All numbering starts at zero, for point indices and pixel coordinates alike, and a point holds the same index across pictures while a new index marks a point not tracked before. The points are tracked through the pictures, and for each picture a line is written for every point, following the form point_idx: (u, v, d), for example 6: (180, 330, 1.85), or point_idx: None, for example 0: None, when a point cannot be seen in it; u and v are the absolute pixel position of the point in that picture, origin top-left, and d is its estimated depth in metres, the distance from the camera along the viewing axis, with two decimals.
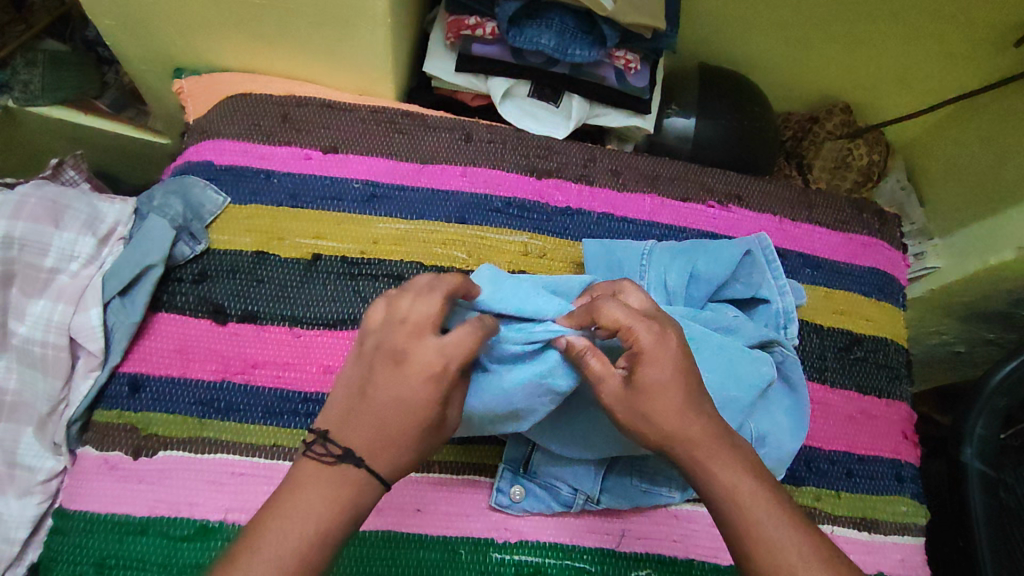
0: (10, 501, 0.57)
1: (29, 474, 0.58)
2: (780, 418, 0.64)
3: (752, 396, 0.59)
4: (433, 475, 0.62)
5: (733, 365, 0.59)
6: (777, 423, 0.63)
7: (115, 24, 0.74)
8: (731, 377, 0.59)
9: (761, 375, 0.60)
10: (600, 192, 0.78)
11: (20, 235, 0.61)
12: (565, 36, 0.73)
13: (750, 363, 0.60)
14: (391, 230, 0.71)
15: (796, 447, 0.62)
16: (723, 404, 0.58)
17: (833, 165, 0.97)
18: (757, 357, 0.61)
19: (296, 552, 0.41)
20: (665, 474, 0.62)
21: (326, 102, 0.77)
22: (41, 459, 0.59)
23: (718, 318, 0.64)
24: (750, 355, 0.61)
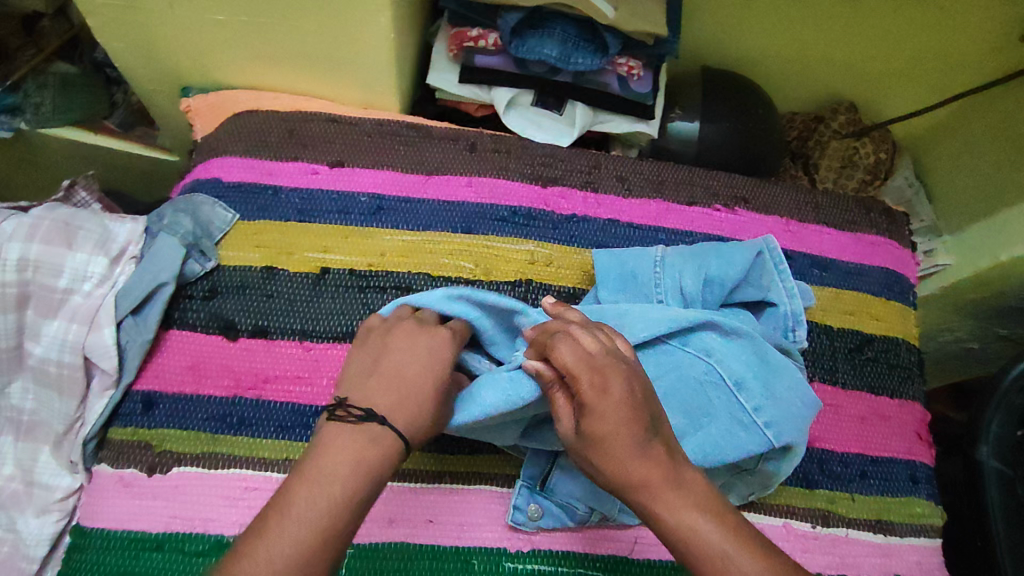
0: (30, 518, 0.59)
1: (47, 492, 0.60)
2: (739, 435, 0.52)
3: (724, 427, 0.52)
4: (445, 486, 0.62)
5: (660, 379, 0.54)
6: (735, 438, 0.52)
7: (123, 46, 0.76)
8: (711, 417, 0.53)
9: (691, 391, 0.53)
10: (606, 199, 0.78)
11: (34, 257, 0.61)
12: (567, 46, 0.72)
13: (677, 376, 0.54)
14: (398, 241, 0.72)
15: (792, 430, 0.52)
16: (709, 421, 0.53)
17: (839, 164, 0.97)
18: (669, 353, 0.55)
19: (325, 531, 0.43)
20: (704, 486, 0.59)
21: (331, 116, 0.78)
22: (58, 477, 0.60)
23: (641, 314, 0.56)
24: (656, 353, 0.55)
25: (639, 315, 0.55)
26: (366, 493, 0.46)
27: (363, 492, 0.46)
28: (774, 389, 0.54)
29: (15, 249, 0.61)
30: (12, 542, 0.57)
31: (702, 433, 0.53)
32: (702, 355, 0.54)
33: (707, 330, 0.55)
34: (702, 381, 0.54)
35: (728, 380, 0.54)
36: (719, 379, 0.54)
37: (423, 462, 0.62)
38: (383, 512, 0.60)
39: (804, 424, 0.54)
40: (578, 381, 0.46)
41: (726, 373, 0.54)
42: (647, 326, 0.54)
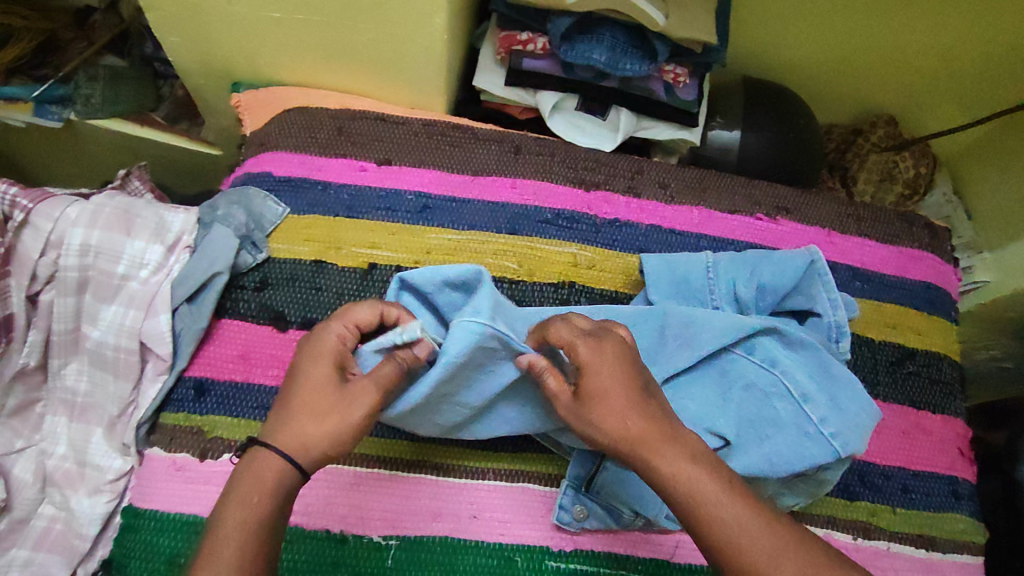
0: (84, 498, 0.62)
1: (100, 473, 0.63)
2: (806, 446, 0.55)
3: (789, 436, 0.56)
4: (487, 482, 0.63)
5: (728, 389, 0.57)
6: (801, 448, 0.55)
7: (177, 39, 0.77)
8: (776, 426, 0.56)
9: (756, 402, 0.57)
10: (649, 204, 0.79)
11: (96, 243, 0.63)
12: (616, 51, 0.72)
13: (744, 387, 0.57)
14: (443, 240, 0.73)
15: (856, 440, 0.55)
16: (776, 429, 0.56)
17: (878, 177, 0.98)
18: (734, 364, 0.58)
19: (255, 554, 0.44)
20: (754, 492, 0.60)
21: (380, 114, 0.78)
22: (109, 459, 0.63)
23: (707, 324, 0.59)
24: (721, 364, 0.58)
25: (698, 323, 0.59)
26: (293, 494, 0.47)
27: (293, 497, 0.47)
28: (839, 401, 0.57)
29: (77, 234, 0.62)
30: (65, 520, 0.62)
31: (768, 442, 0.55)
32: (767, 366, 0.58)
33: (771, 341, 0.59)
34: (768, 391, 0.57)
35: (795, 391, 0.57)
36: (785, 391, 0.57)
37: (466, 458, 0.63)
38: (427, 506, 0.61)
39: (867, 435, 0.56)
40: (574, 348, 0.51)
41: (791, 385, 0.57)
42: (714, 336, 0.58)
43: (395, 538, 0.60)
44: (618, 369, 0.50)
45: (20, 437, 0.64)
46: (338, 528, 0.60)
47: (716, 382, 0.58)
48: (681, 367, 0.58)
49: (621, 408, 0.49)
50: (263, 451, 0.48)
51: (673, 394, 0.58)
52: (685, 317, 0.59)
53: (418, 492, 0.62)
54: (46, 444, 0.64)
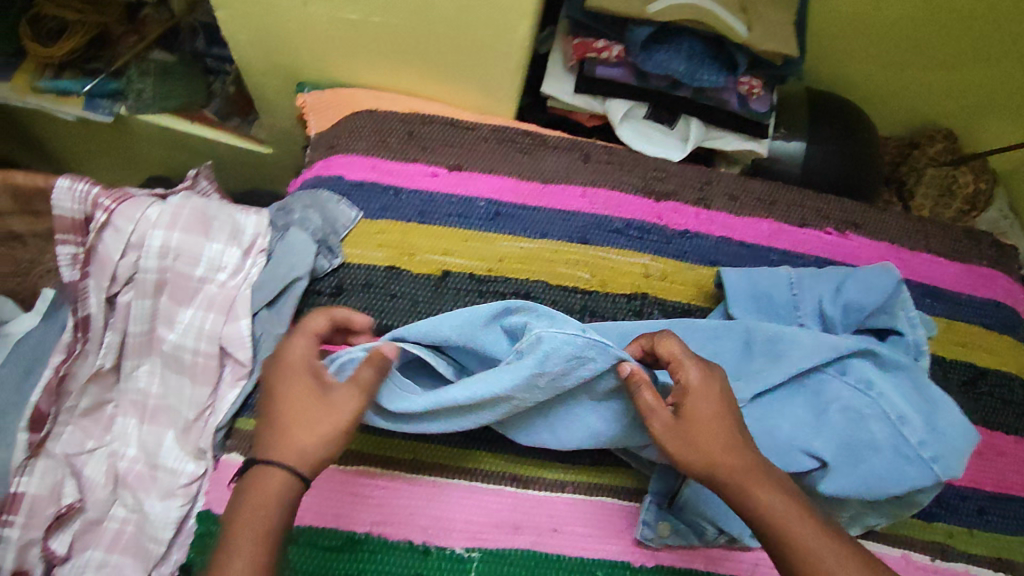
0: (156, 501, 0.60)
1: (173, 476, 0.61)
2: (905, 469, 0.55)
3: (887, 460, 0.55)
4: (566, 495, 0.63)
5: (823, 409, 0.57)
6: (900, 471, 0.55)
7: (245, 39, 0.76)
8: (873, 450, 0.56)
9: (852, 423, 0.56)
10: (719, 216, 0.78)
11: (176, 245, 0.62)
12: (694, 62, 0.71)
13: (840, 408, 0.57)
14: (515, 248, 0.72)
15: (955, 463, 0.55)
16: (873, 452, 0.55)
17: (936, 193, 0.97)
18: (825, 385, 0.58)
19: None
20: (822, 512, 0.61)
21: (450, 120, 0.78)
22: (183, 462, 0.61)
23: (795, 342, 0.60)
24: (813, 385, 0.59)
25: (784, 341, 0.60)
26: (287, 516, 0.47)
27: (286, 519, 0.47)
28: (936, 423, 0.56)
29: (158, 236, 0.61)
30: (138, 522, 0.60)
31: (866, 465, 0.55)
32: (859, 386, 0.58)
33: (863, 362, 0.59)
34: (864, 413, 0.57)
35: (891, 413, 0.56)
36: (881, 412, 0.56)
37: (545, 471, 0.64)
38: (508, 519, 0.61)
39: (964, 458, 0.56)
40: (685, 370, 0.53)
41: (887, 406, 0.57)
42: (803, 355, 0.58)
43: (477, 551, 0.60)
44: (718, 402, 0.52)
45: (92, 437, 0.64)
46: (421, 540, 0.60)
47: (808, 402, 0.58)
48: (772, 385, 0.58)
49: (724, 440, 0.51)
50: (269, 466, 0.48)
51: (765, 412, 0.58)
52: (772, 332, 0.61)
53: (497, 504, 0.62)
54: (117, 445, 0.63)
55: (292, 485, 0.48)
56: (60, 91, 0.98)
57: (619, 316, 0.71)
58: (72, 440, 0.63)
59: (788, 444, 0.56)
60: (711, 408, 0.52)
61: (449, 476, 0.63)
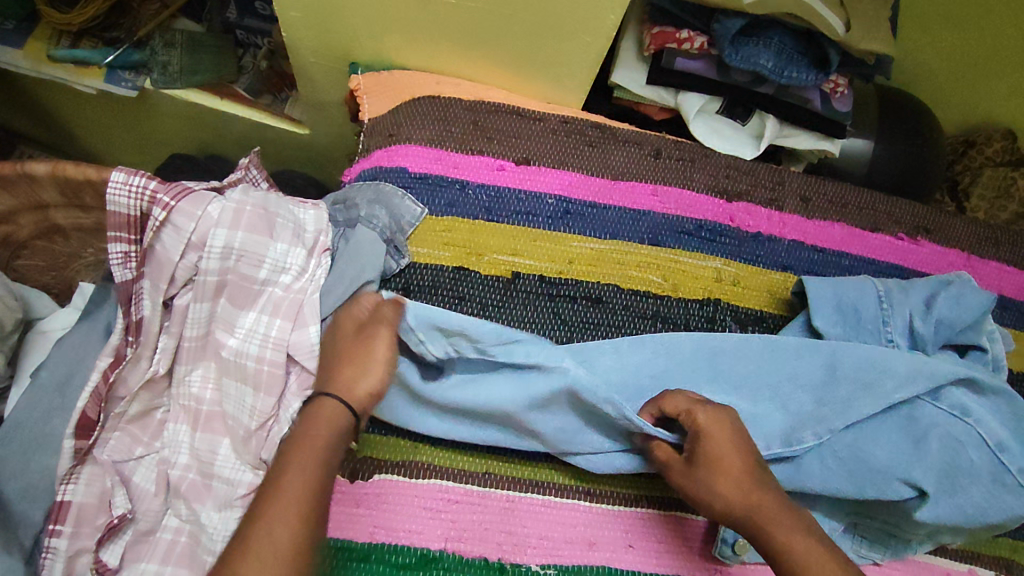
0: (212, 512, 0.57)
1: (230, 487, 0.58)
2: (1003, 496, 0.54)
3: (986, 488, 0.55)
4: (641, 510, 0.60)
5: (919, 436, 0.56)
6: (998, 499, 0.54)
7: (299, 16, 0.71)
8: (972, 478, 0.55)
9: (949, 450, 0.55)
10: (791, 218, 0.75)
11: (239, 246, 0.58)
12: (783, 57, 0.69)
13: (938, 436, 0.56)
14: (585, 249, 0.69)
15: None
16: (973, 480, 0.55)
17: (993, 194, 0.93)
18: (919, 411, 0.56)
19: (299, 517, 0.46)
20: (888, 531, 0.61)
21: (516, 109, 0.74)
22: (239, 472, 0.58)
23: (888, 365, 0.57)
24: (908, 410, 0.57)
25: (878, 364, 0.57)
26: (329, 453, 0.51)
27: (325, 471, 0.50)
28: None
29: (220, 235, 0.57)
30: (192, 533, 0.56)
31: (964, 494, 0.54)
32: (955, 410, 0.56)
33: (959, 388, 0.57)
34: (963, 441, 0.55)
35: (989, 440, 0.55)
36: (980, 441, 0.55)
37: (619, 484, 0.60)
38: (583, 534, 0.58)
39: None
40: (693, 415, 0.53)
41: (985, 434, 0.55)
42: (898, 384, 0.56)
43: (552, 568, 0.56)
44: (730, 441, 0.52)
45: (140, 444, 0.59)
46: (496, 556, 0.56)
47: (902, 429, 0.56)
48: (865, 414, 0.56)
49: (742, 477, 0.50)
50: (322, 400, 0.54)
51: (858, 438, 0.56)
52: (862, 357, 0.58)
53: (572, 518, 0.58)
54: (168, 452, 0.59)
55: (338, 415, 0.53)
56: (78, 61, 0.91)
57: (692, 323, 0.68)
58: (119, 446, 0.59)
59: (885, 472, 0.55)
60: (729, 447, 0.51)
61: (524, 491, 0.59)
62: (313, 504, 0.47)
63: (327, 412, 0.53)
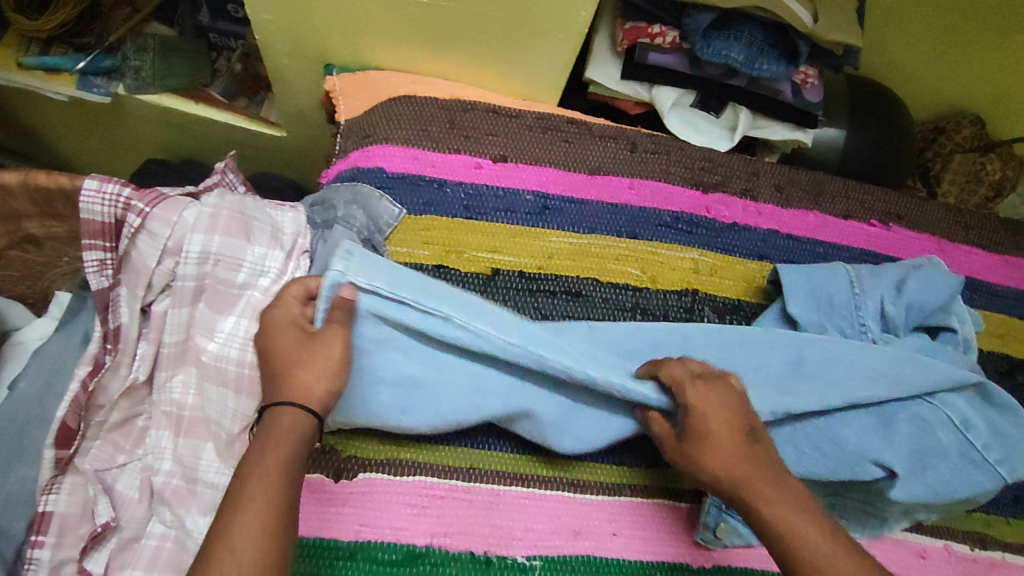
0: (197, 518, 0.56)
1: (209, 490, 0.57)
2: (972, 473, 0.56)
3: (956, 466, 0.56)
4: (625, 499, 0.61)
5: (890, 418, 0.57)
6: (967, 476, 0.56)
7: (273, 19, 0.71)
8: (942, 457, 0.56)
9: (919, 429, 0.57)
10: (765, 208, 0.76)
11: (216, 250, 0.58)
12: (754, 50, 0.69)
13: (907, 416, 0.57)
14: (564, 244, 0.70)
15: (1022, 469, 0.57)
16: (944, 459, 0.56)
17: (964, 179, 0.96)
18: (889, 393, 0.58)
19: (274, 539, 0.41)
20: (865, 510, 0.62)
21: (491, 107, 0.74)
22: (221, 475, 0.57)
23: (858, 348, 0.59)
24: None
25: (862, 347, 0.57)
26: (294, 461, 0.44)
27: (301, 460, 0.45)
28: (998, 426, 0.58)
29: (197, 240, 0.57)
30: (177, 538, 0.55)
31: (936, 472, 0.56)
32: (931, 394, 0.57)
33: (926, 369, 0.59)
34: (932, 421, 0.57)
35: (956, 419, 0.57)
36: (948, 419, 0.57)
37: (604, 474, 0.61)
38: (568, 524, 0.59)
39: None
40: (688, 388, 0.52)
41: (952, 413, 0.57)
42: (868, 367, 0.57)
43: (538, 559, 0.57)
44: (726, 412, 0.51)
45: (122, 451, 0.59)
46: (482, 550, 0.56)
47: (873, 411, 0.58)
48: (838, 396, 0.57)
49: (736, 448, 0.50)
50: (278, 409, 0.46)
51: (831, 421, 0.57)
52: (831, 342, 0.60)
53: (557, 509, 0.59)
54: (151, 459, 0.58)
55: (299, 422, 0.46)
56: (49, 68, 0.89)
57: (671, 314, 0.69)
58: (100, 455, 0.58)
59: (858, 453, 0.56)
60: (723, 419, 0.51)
61: (510, 486, 0.59)
62: (284, 513, 0.42)
63: (288, 419, 0.45)
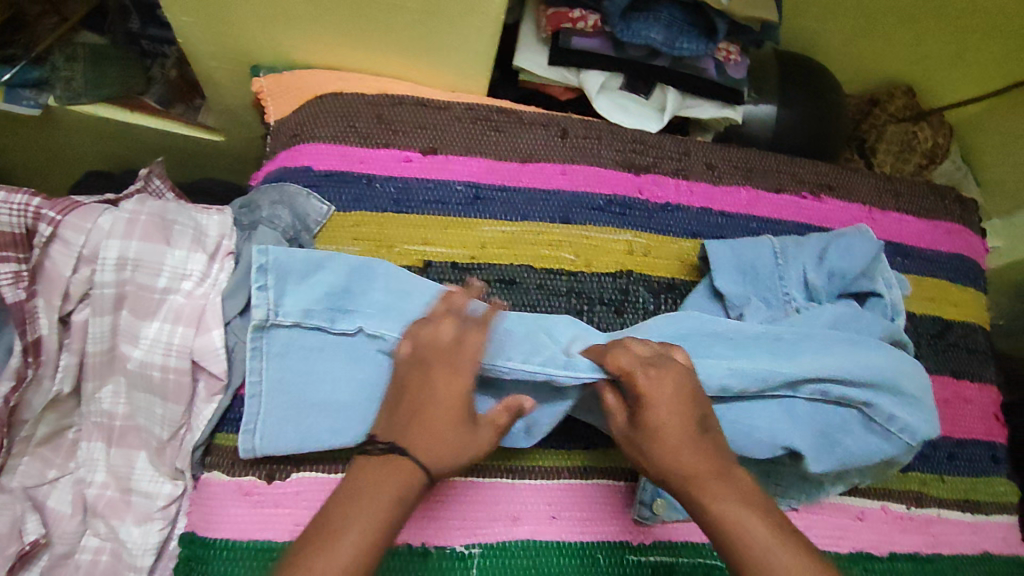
0: (132, 528, 0.57)
1: (149, 500, 0.58)
2: (874, 441, 0.59)
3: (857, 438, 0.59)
4: (563, 481, 0.61)
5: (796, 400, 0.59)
6: (869, 445, 0.59)
7: (191, 21, 0.70)
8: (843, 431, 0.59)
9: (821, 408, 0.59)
10: (698, 186, 0.77)
11: (133, 256, 0.57)
12: (674, 29, 0.71)
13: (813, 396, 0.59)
14: (497, 233, 0.70)
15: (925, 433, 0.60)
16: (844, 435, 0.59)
17: (898, 148, 0.98)
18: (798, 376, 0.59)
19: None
20: (803, 476, 0.63)
21: (419, 100, 0.74)
22: (159, 484, 0.58)
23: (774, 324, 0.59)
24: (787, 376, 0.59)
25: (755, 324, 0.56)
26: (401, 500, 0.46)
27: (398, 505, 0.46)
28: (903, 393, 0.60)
29: (113, 247, 0.57)
30: (113, 550, 0.56)
31: (838, 447, 0.59)
32: (839, 374, 0.58)
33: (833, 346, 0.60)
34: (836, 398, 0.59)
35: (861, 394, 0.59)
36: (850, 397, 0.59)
37: (542, 459, 0.61)
38: (507, 511, 0.59)
39: (931, 417, 0.60)
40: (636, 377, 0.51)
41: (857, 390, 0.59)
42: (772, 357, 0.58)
43: (477, 546, 0.58)
44: (675, 400, 0.50)
45: (53, 466, 0.58)
46: (419, 541, 0.57)
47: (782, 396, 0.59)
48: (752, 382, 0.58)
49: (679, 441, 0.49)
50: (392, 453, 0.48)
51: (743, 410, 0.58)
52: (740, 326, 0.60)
53: (495, 497, 0.59)
54: (84, 471, 0.58)
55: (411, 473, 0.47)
56: None
57: (606, 296, 0.69)
58: (30, 472, 0.58)
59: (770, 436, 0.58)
60: (672, 409, 0.50)
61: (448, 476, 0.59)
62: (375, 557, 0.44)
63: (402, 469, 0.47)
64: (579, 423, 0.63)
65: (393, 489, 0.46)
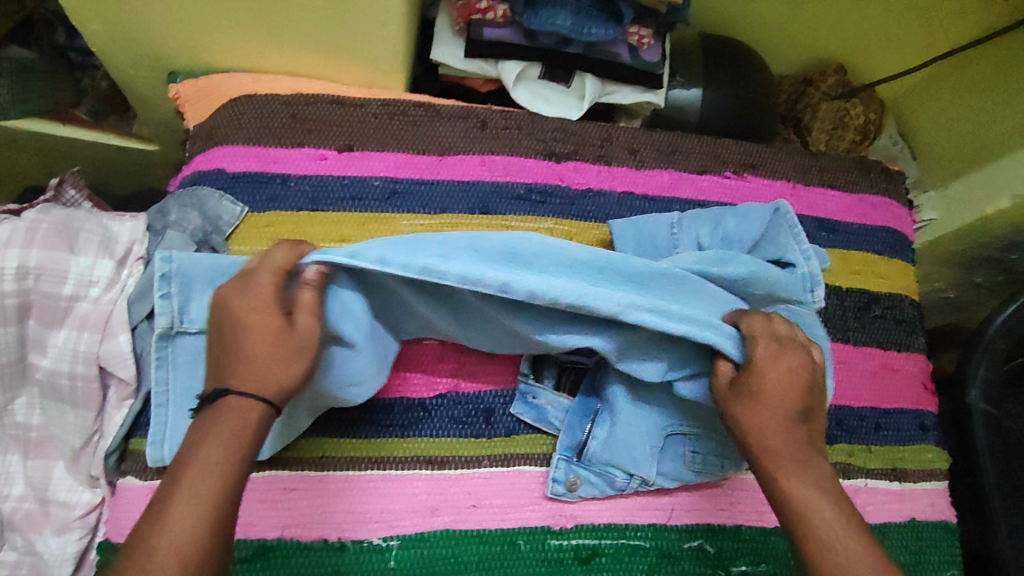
0: (49, 538, 0.56)
1: (64, 509, 0.57)
2: None
3: None
4: (483, 469, 0.61)
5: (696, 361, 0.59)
6: None
7: (99, 29, 0.69)
8: None
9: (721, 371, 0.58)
10: (619, 171, 0.77)
11: (35, 264, 0.57)
12: (581, 15, 0.71)
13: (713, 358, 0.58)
14: (415, 226, 0.70)
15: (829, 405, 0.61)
16: None
17: (831, 125, 0.99)
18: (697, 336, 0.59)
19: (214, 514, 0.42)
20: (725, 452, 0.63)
21: (335, 97, 0.74)
22: (75, 492, 0.58)
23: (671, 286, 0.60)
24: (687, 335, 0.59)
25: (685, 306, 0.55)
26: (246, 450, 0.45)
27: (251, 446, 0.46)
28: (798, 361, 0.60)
29: (13, 257, 0.56)
30: (31, 562, 0.55)
31: None
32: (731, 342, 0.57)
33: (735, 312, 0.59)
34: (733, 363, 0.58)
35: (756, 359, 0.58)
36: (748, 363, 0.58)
37: (460, 448, 0.61)
38: (425, 501, 0.59)
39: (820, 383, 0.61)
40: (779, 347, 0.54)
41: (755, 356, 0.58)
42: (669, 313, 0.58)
43: (395, 538, 0.58)
44: (797, 377, 0.53)
45: None
46: (336, 536, 0.57)
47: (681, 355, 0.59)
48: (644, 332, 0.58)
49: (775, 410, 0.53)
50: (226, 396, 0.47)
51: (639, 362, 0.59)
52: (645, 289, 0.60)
53: (412, 488, 0.60)
54: None
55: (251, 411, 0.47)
56: None
57: None
58: None
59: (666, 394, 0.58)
60: (784, 386, 0.53)
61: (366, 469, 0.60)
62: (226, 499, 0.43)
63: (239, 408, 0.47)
64: (499, 411, 0.63)
65: (233, 433, 0.45)
